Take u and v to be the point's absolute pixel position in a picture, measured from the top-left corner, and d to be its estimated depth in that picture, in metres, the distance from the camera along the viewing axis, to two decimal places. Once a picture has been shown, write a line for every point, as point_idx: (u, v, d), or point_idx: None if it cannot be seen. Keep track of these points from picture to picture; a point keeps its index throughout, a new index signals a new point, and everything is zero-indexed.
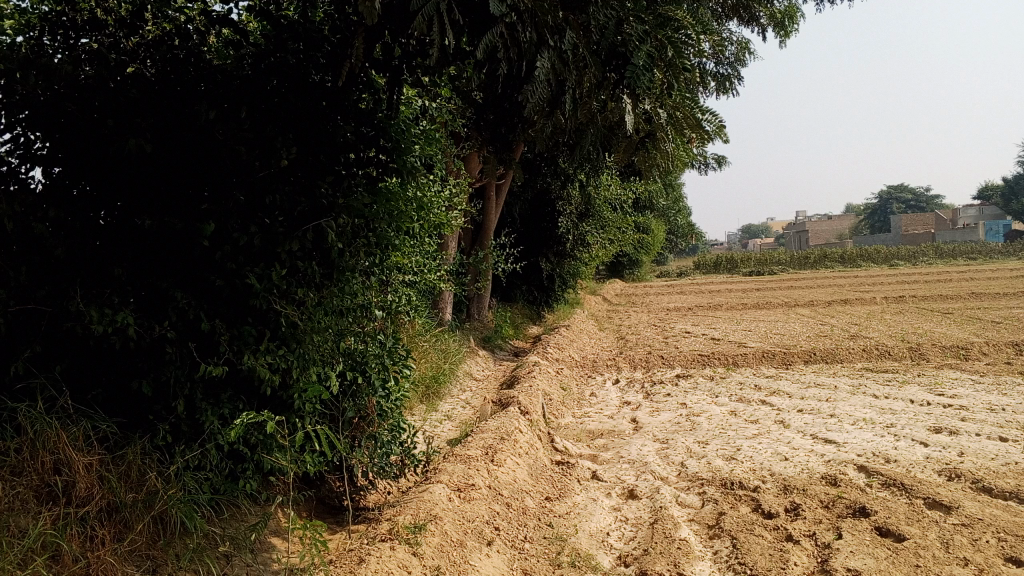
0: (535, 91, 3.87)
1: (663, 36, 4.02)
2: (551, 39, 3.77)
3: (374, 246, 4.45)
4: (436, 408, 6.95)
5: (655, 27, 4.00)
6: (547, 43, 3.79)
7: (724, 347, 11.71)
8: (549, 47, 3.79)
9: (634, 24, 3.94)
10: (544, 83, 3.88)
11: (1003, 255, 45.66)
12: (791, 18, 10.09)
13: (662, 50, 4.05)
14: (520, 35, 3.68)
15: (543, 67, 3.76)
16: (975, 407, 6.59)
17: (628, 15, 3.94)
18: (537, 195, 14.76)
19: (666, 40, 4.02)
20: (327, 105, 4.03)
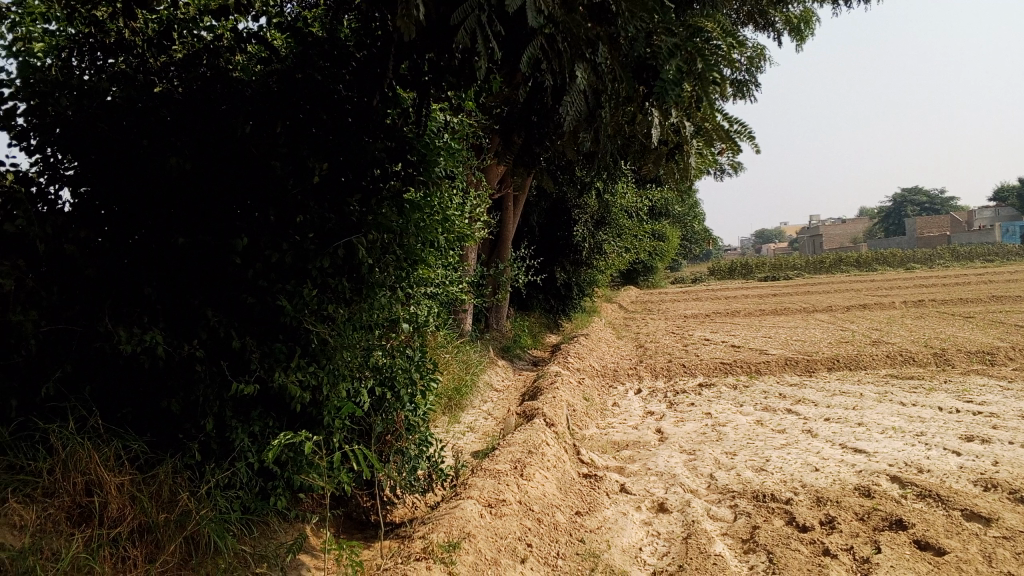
0: (573, 102, 3.83)
1: (693, 49, 3.96)
2: (586, 51, 3.74)
3: (402, 261, 4.41)
4: (459, 421, 6.92)
5: (686, 40, 3.96)
6: (582, 55, 3.74)
7: (745, 355, 11.62)
8: (583, 60, 3.76)
9: (665, 36, 3.98)
10: (581, 93, 3.85)
11: (1022, 257, 45.22)
12: (809, 21, 10.04)
13: (693, 62, 4.07)
14: (559, 46, 3.62)
15: (581, 79, 3.73)
16: (1006, 413, 6.49)
17: (658, 28, 3.98)
18: (554, 203, 14.74)
19: (697, 52, 3.95)
20: (354, 121, 4.06)
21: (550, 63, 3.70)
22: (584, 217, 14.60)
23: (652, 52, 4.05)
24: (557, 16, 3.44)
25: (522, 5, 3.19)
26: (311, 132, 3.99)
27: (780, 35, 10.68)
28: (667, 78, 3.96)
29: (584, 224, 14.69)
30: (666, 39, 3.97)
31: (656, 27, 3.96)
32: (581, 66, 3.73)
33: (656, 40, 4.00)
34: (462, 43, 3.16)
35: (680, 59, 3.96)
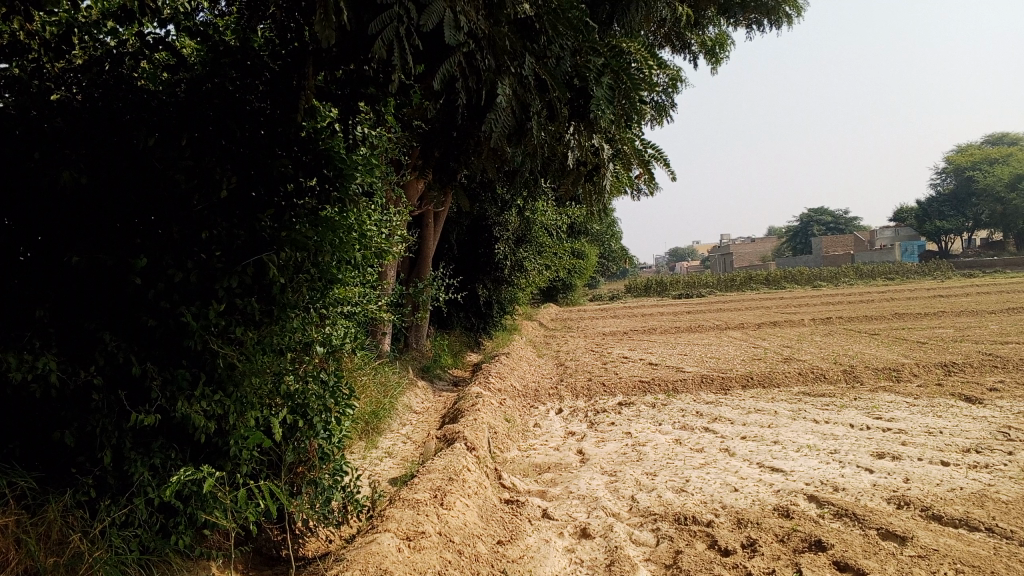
0: (499, 118, 3.63)
1: (618, 67, 4.05)
2: (510, 66, 3.60)
3: (317, 282, 4.34)
4: (376, 446, 6.73)
5: (611, 58, 4.02)
6: (506, 70, 3.61)
7: (662, 372, 11.73)
8: (508, 75, 3.62)
9: (592, 55, 3.97)
10: (507, 110, 3.66)
11: (920, 275, 47.38)
12: (722, 46, 10.26)
13: (618, 82, 4.09)
14: (478, 63, 3.51)
15: (504, 94, 3.58)
16: (914, 429, 6.68)
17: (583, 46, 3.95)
18: (474, 221, 14.65)
19: (621, 70, 4.05)
20: (266, 135, 3.93)
21: (468, 81, 3.56)
22: (504, 235, 14.54)
23: (577, 72, 4.02)
24: (477, 31, 3.33)
25: (438, 20, 3.10)
26: (220, 145, 3.82)
27: (694, 59, 10.88)
28: (598, 95, 3.97)
29: (504, 243, 14.64)
30: (592, 59, 3.97)
31: (581, 47, 3.93)
32: (504, 82, 3.58)
33: (581, 60, 3.98)
34: (377, 55, 3.01)
35: (608, 78, 4.04)
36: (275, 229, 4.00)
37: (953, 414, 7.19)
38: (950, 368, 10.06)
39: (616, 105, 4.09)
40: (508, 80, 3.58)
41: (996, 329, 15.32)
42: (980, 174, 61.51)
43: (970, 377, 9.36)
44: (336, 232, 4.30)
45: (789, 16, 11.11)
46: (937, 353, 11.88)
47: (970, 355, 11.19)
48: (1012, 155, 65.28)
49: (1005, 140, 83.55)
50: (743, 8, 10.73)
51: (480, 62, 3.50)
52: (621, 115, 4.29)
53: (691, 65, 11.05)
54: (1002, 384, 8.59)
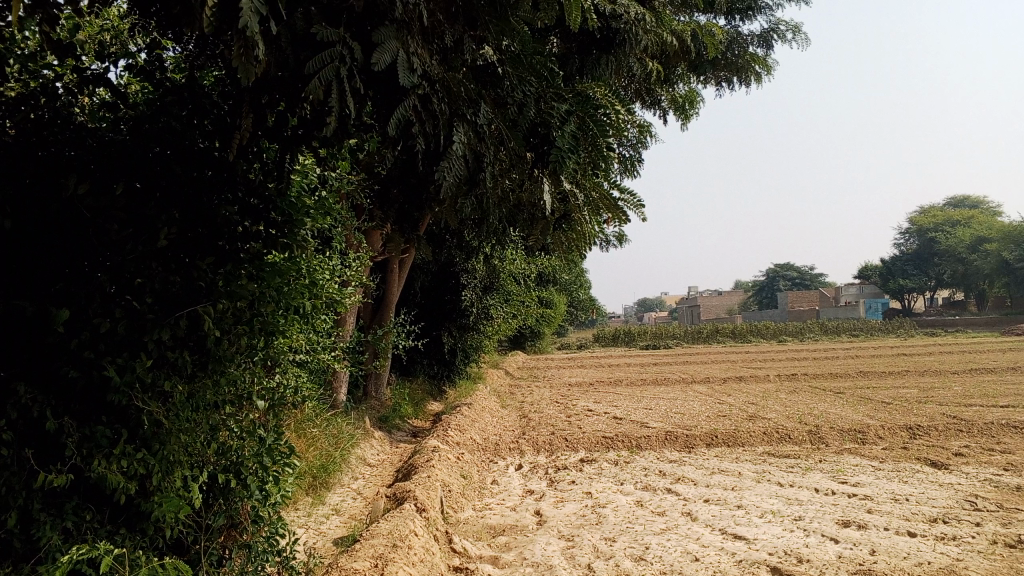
0: (452, 166, 3.37)
1: (583, 112, 3.85)
2: (466, 112, 3.42)
3: (261, 331, 4.11)
4: (322, 503, 6.43)
5: (575, 102, 3.84)
6: (461, 116, 3.43)
7: (626, 427, 11.52)
8: (463, 121, 3.43)
9: (555, 102, 3.82)
10: (461, 159, 3.42)
11: (884, 333, 47.86)
12: (692, 101, 10.26)
13: (584, 128, 3.89)
14: (434, 107, 3.30)
15: (461, 140, 3.37)
16: (880, 496, 6.51)
17: (547, 91, 3.79)
18: (440, 268, 14.45)
19: (587, 114, 3.85)
20: (213, 174, 3.71)
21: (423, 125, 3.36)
22: (470, 282, 14.34)
23: (541, 119, 3.85)
24: (430, 74, 3.16)
25: (390, 61, 2.94)
26: (161, 187, 3.64)
27: (664, 113, 10.87)
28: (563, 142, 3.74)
29: (471, 290, 14.45)
30: (556, 105, 3.79)
31: (545, 93, 3.78)
32: (459, 128, 3.38)
33: (544, 106, 3.80)
34: (314, 94, 2.81)
35: (574, 124, 3.83)
36: (216, 273, 3.80)
37: (919, 481, 7.04)
38: (915, 431, 9.95)
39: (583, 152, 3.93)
40: (463, 128, 3.38)
41: (960, 391, 15.32)
42: (941, 235, 62.76)
43: (935, 441, 9.25)
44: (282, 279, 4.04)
45: (759, 74, 11.18)
46: (902, 414, 11.79)
47: (935, 418, 11.11)
48: (973, 217, 66.76)
49: (966, 203, 85.56)
50: (713, 66, 10.78)
51: (436, 105, 3.30)
52: (588, 162, 4.14)
53: (661, 120, 11.05)
54: (967, 450, 8.47)
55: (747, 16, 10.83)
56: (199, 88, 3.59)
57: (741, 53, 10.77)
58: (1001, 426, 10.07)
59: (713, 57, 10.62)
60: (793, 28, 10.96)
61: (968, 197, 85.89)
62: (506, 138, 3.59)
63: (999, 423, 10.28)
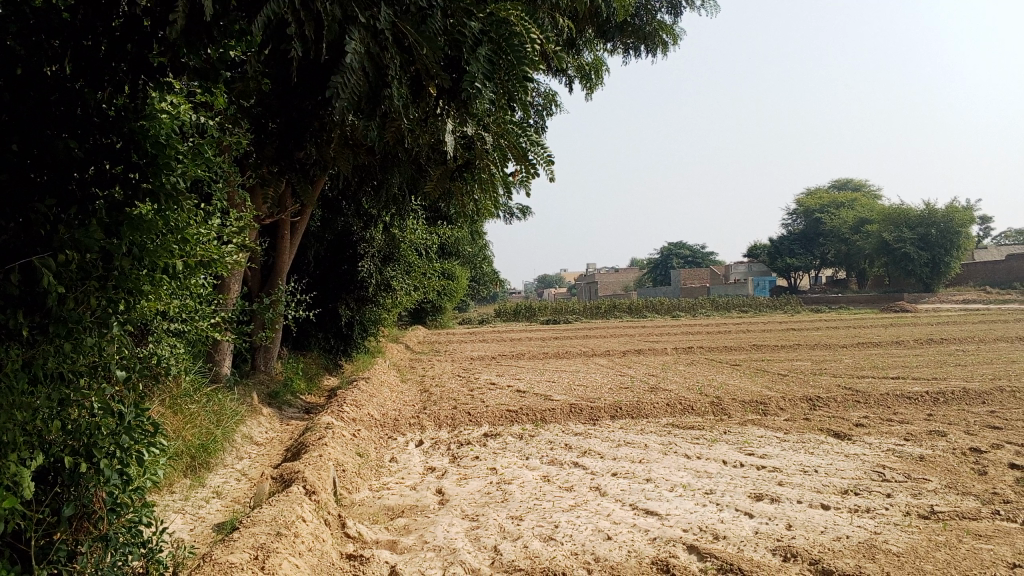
0: (348, 80, 2.99)
1: (498, 35, 3.43)
2: (358, 15, 3.02)
3: (118, 290, 3.58)
4: (197, 490, 5.86)
5: (488, 24, 3.43)
6: (353, 20, 3.03)
7: (529, 400, 11.23)
8: (356, 25, 3.04)
9: (467, 20, 3.36)
10: (358, 70, 3.05)
11: (772, 309, 49.45)
12: (598, 70, 9.98)
13: (496, 56, 3.47)
14: (317, 5, 2.91)
15: (353, 48, 2.97)
16: (789, 468, 6.39)
17: (456, 9, 3.35)
18: (336, 236, 13.79)
19: (503, 40, 3.42)
20: (60, 99, 3.12)
21: (301, 27, 3.00)
22: (369, 251, 13.71)
23: (450, 40, 3.38)
24: None
25: None
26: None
27: (569, 82, 10.55)
28: (477, 69, 3.35)
29: (369, 259, 13.82)
30: (467, 24, 3.35)
31: (452, 8, 3.34)
32: (352, 33, 2.99)
33: (453, 24, 3.36)
34: None
35: (487, 49, 3.41)
36: (65, 218, 3.24)
37: (825, 451, 6.97)
38: (815, 402, 10.02)
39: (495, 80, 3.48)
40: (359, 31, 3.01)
41: (849, 363, 15.72)
42: (827, 215, 65.39)
43: (834, 412, 9.31)
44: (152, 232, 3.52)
45: (665, 43, 10.94)
46: (800, 386, 11.91)
47: (830, 390, 11.26)
48: (856, 200, 69.81)
49: (849, 186, 89.69)
50: (620, 32, 10.47)
51: (318, 2, 2.89)
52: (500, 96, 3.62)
53: (567, 87, 10.70)
54: (867, 420, 8.53)
55: None
56: (55, 16, 2.94)
57: (648, 20, 10.50)
58: (895, 397, 10.25)
59: (619, 22, 10.31)
60: None
61: (851, 181, 89.68)
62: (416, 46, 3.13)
63: (893, 394, 10.49)
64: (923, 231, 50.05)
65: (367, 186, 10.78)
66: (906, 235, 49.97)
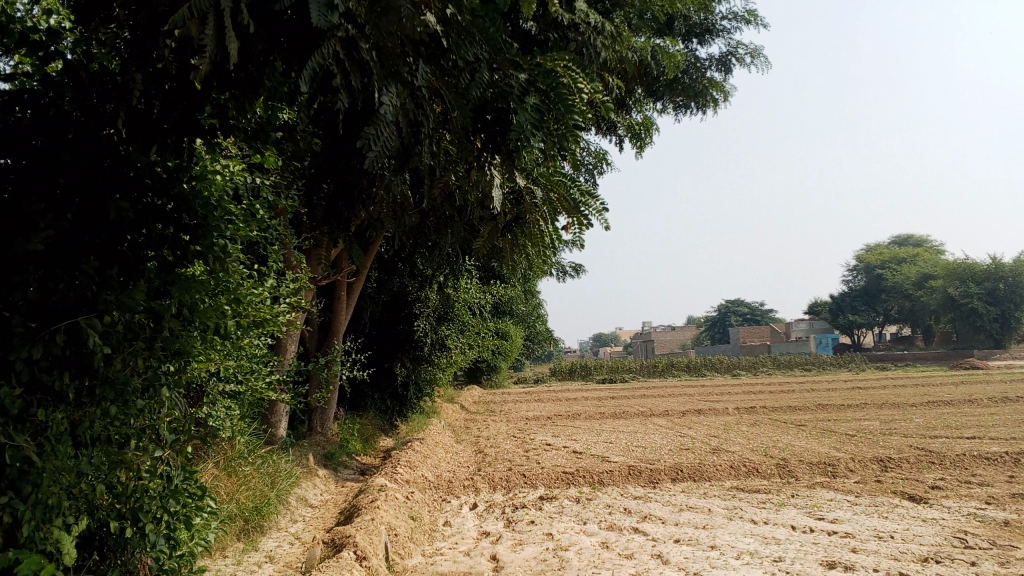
0: (379, 134, 3.07)
1: (546, 84, 3.39)
2: (401, 71, 3.06)
3: (165, 350, 3.67)
4: (249, 553, 5.82)
5: (536, 74, 3.39)
6: (397, 77, 3.07)
7: (587, 462, 10.98)
8: (399, 82, 3.09)
9: (513, 72, 3.35)
10: (391, 126, 3.11)
11: (835, 367, 48.11)
12: (647, 131, 9.94)
13: (544, 106, 3.41)
14: (361, 54, 2.90)
15: (389, 105, 3.03)
16: (862, 534, 6.05)
17: (498, 61, 3.29)
18: (391, 296, 13.89)
19: (550, 88, 3.39)
20: (111, 165, 3.31)
21: (348, 76, 2.97)
22: (424, 311, 13.76)
23: (497, 91, 3.38)
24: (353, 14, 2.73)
25: None
26: (56, 186, 3.23)
27: (618, 143, 10.54)
28: (524, 119, 3.30)
29: (424, 319, 13.89)
30: (513, 75, 3.34)
31: (497, 62, 3.30)
32: (390, 89, 3.02)
33: (499, 76, 3.35)
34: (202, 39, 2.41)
35: (534, 98, 3.38)
36: (123, 285, 3.42)
37: (900, 516, 6.61)
38: (887, 464, 9.57)
39: (544, 131, 3.41)
40: (396, 88, 3.05)
41: (922, 422, 15.07)
42: (890, 270, 63.87)
43: (908, 473, 8.86)
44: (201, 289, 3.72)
45: (716, 100, 10.85)
46: (870, 446, 11.42)
47: (902, 451, 10.75)
48: (919, 254, 68.14)
49: (911, 239, 87.73)
50: (670, 91, 10.43)
51: (363, 50, 2.88)
52: (553, 143, 3.53)
53: (616, 147, 10.68)
54: (944, 483, 8.09)
55: (704, 39, 10.52)
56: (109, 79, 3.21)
57: (699, 77, 10.42)
58: (973, 457, 9.74)
59: (669, 81, 10.27)
60: (751, 52, 10.71)
61: (914, 234, 87.73)
62: (449, 105, 3.26)
63: (971, 455, 9.96)
64: (992, 285, 48.47)
65: (421, 246, 10.85)
66: (974, 288, 48.44)
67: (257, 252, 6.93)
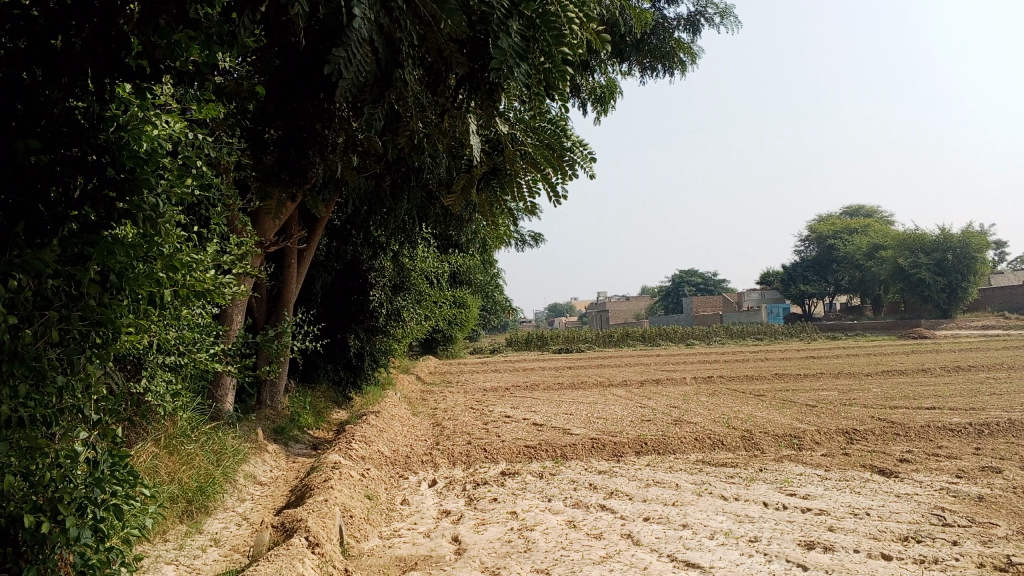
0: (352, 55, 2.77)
1: (531, 10, 2.97)
2: None
3: (82, 321, 3.20)
4: (193, 537, 5.43)
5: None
6: None
7: (548, 434, 10.71)
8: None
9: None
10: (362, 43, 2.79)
11: (787, 336, 48.69)
12: (612, 92, 9.63)
13: (531, 32, 3.04)
14: None
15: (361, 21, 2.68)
16: (837, 511, 5.85)
17: None
18: (345, 265, 13.41)
19: (536, 17, 2.98)
20: (24, 110, 2.80)
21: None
22: (379, 281, 13.30)
23: (475, 16, 2.98)
24: None
25: None
26: None
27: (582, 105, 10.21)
28: (508, 47, 2.93)
29: (379, 289, 13.43)
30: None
31: None
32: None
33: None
34: None
35: (519, 24, 2.97)
36: (30, 245, 2.97)
37: (872, 491, 6.45)
38: (852, 435, 9.45)
39: (528, 61, 3.03)
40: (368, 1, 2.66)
41: (878, 392, 15.15)
42: (841, 241, 64.77)
43: (874, 446, 8.74)
44: (134, 254, 3.20)
45: (683, 63, 10.53)
46: (832, 417, 11.33)
47: (865, 422, 10.67)
48: (870, 225, 69.14)
49: (861, 211, 89.17)
50: (636, 51, 10.10)
51: None
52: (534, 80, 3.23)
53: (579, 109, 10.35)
54: (912, 455, 7.96)
55: None
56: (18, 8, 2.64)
57: (666, 38, 10.09)
58: (937, 429, 9.67)
59: (636, 40, 9.94)
60: (721, 12, 10.39)
61: (862, 207, 89.25)
62: (429, 20, 2.92)
63: (934, 425, 9.91)
64: (939, 256, 49.37)
65: (375, 213, 10.38)
66: (922, 260, 49.28)
67: (198, 215, 6.41)
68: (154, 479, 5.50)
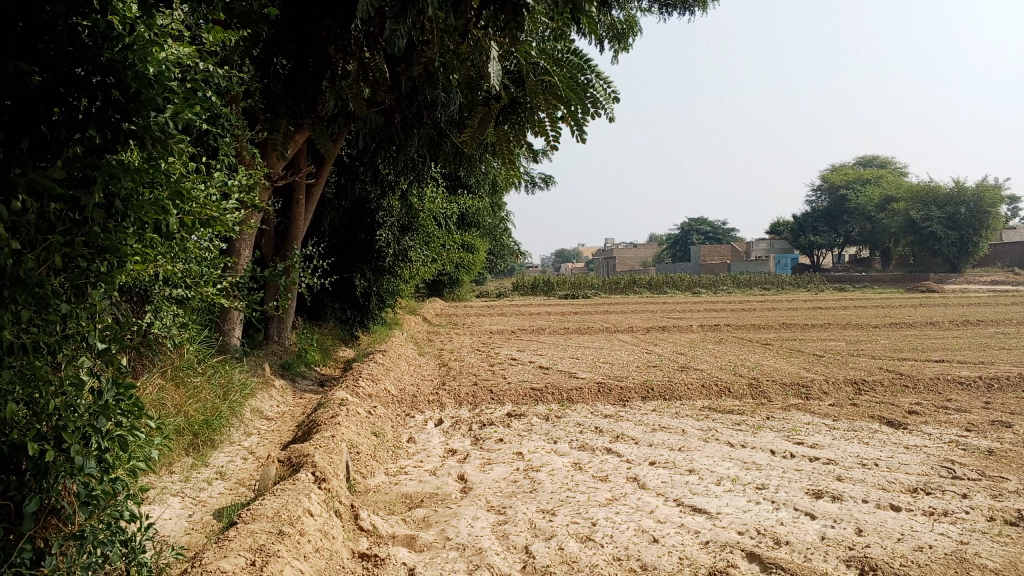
0: None
1: None
2: None
3: (86, 247, 3.08)
4: (199, 470, 5.42)
5: None
6: None
7: (554, 378, 10.69)
8: None
9: None
10: None
11: (794, 287, 48.49)
12: (631, 31, 9.33)
13: None
14: None
15: None
16: (846, 461, 5.80)
17: None
18: (353, 203, 13.27)
19: None
20: (25, 28, 2.69)
21: None
22: (388, 220, 13.17)
23: None
24: None
25: None
26: None
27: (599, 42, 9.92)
28: None
29: (387, 229, 13.30)
30: None
31: None
32: None
33: None
34: None
35: None
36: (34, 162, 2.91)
37: (881, 442, 6.40)
38: (861, 386, 9.40)
39: None
40: None
41: (887, 344, 15.08)
42: (854, 193, 64.13)
43: (882, 397, 8.68)
44: (139, 179, 3.10)
45: (704, 2, 10.18)
46: (840, 368, 11.27)
47: (873, 373, 10.62)
48: (883, 177, 68.38)
49: (874, 162, 88.19)
50: None
51: None
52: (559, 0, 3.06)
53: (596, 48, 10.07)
54: (920, 408, 7.91)
55: None
56: None
57: None
58: (946, 382, 9.60)
59: None
60: None
61: (876, 158, 88.23)
62: None
63: (943, 378, 9.84)
64: (952, 210, 48.85)
65: (384, 150, 10.20)
66: (934, 213, 48.76)
67: (206, 145, 6.28)
68: (159, 411, 5.48)
